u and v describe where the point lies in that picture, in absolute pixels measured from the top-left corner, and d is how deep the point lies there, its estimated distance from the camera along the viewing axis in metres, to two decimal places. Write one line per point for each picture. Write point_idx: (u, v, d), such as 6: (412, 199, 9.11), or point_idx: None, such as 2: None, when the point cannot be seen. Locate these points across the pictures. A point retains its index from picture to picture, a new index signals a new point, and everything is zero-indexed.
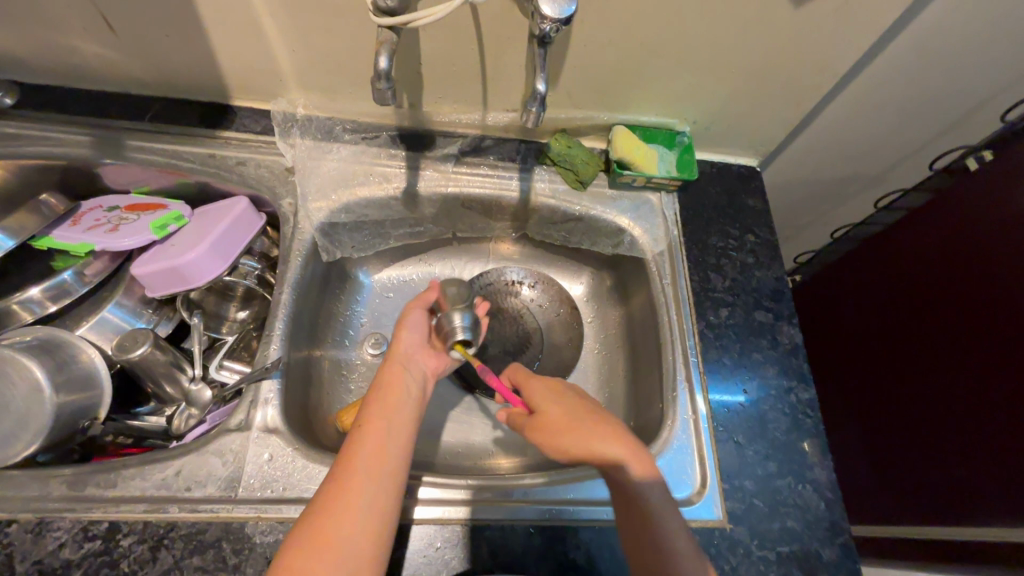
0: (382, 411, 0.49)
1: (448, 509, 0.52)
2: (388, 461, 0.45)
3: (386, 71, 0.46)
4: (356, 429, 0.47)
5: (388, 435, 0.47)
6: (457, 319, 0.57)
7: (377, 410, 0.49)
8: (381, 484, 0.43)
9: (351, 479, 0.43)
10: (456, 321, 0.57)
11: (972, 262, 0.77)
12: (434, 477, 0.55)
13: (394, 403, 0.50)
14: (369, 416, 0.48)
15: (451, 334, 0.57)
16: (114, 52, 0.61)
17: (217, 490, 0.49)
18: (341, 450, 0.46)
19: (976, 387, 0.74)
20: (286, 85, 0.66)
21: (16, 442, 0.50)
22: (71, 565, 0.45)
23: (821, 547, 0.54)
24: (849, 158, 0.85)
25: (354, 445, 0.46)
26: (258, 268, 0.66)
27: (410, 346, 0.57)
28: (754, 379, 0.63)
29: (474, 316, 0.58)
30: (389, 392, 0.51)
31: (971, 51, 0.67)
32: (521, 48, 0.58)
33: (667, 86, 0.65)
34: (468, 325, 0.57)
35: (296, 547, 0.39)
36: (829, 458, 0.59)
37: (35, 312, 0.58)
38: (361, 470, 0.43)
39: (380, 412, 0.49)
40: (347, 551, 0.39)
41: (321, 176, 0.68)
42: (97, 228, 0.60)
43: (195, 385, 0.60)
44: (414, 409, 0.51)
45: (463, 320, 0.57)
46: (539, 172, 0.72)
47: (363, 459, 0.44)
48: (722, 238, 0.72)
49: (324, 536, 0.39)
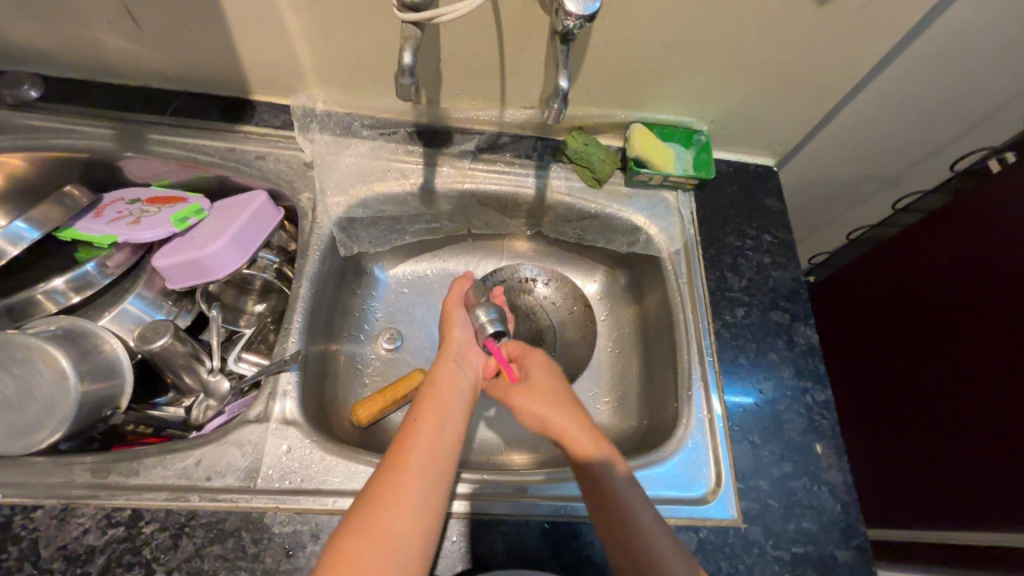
0: (436, 407, 0.50)
1: (456, 502, 0.53)
2: (444, 456, 0.46)
3: (410, 67, 0.46)
4: (409, 423, 0.48)
5: (443, 430, 0.48)
6: (483, 314, 0.58)
7: (431, 406, 0.50)
8: (434, 477, 0.44)
9: (410, 472, 0.43)
10: (483, 316, 0.58)
11: (994, 265, 0.76)
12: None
13: (445, 399, 0.51)
14: (421, 410, 0.49)
15: (478, 329, 0.58)
16: (138, 46, 0.61)
17: (237, 480, 0.50)
18: (393, 442, 0.46)
19: (995, 391, 0.73)
20: (306, 80, 0.66)
21: (41, 429, 0.51)
22: (95, 551, 0.46)
23: (837, 549, 0.54)
24: (867, 158, 0.84)
25: (410, 438, 0.46)
26: (276, 262, 0.66)
27: (461, 345, 0.58)
28: (770, 380, 0.63)
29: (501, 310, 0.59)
30: (443, 389, 0.52)
31: (996, 52, 0.67)
32: (541, 45, 0.59)
33: (686, 84, 0.65)
34: (494, 319, 0.58)
35: (350, 536, 0.39)
36: (845, 460, 0.59)
37: (59, 302, 0.59)
38: (419, 462, 0.44)
39: (436, 408, 0.50)
40: (401, 544, 0.39)
41: (339, 172, 0.68)
42: (119, 221, 0.61)
43: (212, 376, 0.61)
44: (464, 408, 0.52)
45: (489, 314, 0.58)
46: (555, 170, 0.72)
47: (420, 452, 0.45)
48: (738, 237, 0.72)
49: (383, 528, 0.40)
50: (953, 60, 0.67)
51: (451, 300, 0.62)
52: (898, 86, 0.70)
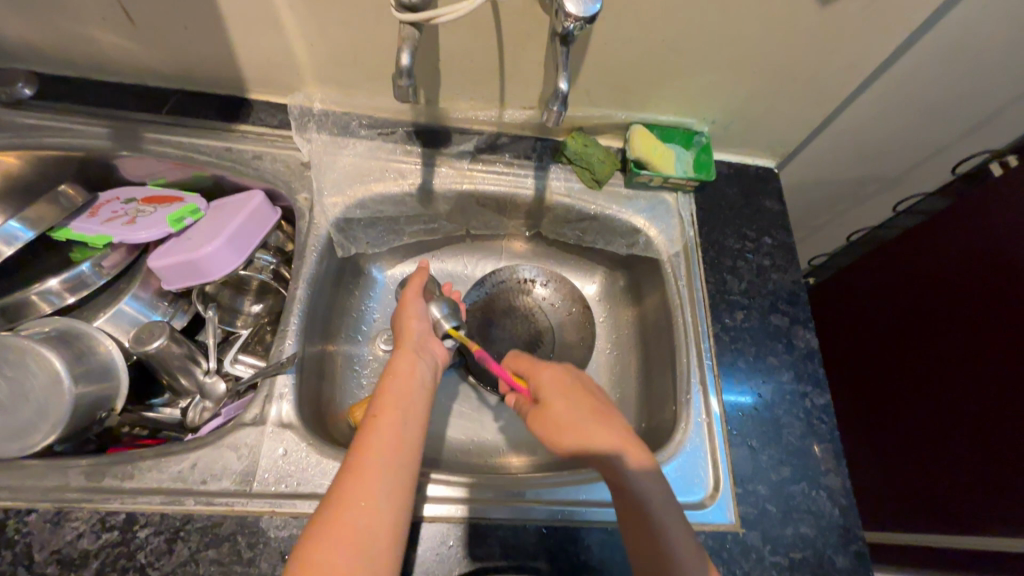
0: (399, 400, 0.49)
1: (452, 507, 0.52)
2: (403, 453, 0.45)
3: (408, 68, 0.46)
4: (368, 420, 0.47)
5: (402, 425, 0.47)
6: (438, 310, 0.60)
7: (390, 401, 0.48)
8: (396, 475, 0.43)
9: (366, 469, 0.42)
10: (438, 312, 0.60)
11: (994, 269, 0.76)
12: (438, 474, 0.54)
13: (407, 391, 0.50)
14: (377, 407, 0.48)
15: (437, 327, 0.59)
16: (134, 44, 0.61)
17: (232, 484, 0.50)
18: (353, 441, 0.45)
19: (994, 395, 0.73)
20: (303, 79, 0.65)
21: (35, 432, 0.50)
22: (89, 556, 0.45)
23: (835, 554, 0.54)
24: (868, 160, 0.83)
25: (369, 436, 0.45)
26: (273, 262, 0.65)
27: (419, 334, 0.56)
28: (769, 384, 0.62)
29: (453, 304, 0.61)
30: (402, 383, 0.50)
31: (1000, 54, 0.66)
32: (540, 45, 0.58)
33: (687, 85, 0.65)
34: (448, 314, 0.60)
35: (316, 540, 0.39)
36: (844, 465, 0.58)
37: (53, 303, 0.59)
38: (377, 459, 0.43)
39: (395, 402, 0.48)
40: (367, 545, 0.39)
41: (337, 172, 0.68)
42: (114, 221, 0.60)
43: (208, 379, 0.60)
44: (423, 399, 0.50)
45: (441, 309, 0.60)
46: (554, 171, 0.71)
47: (379, 452, 0.44)
48: (738, 240, 0.71)
49: (344, 528, 0.39)
50: (956, 63, 0.66)
51: (412, 290, 0.60)
52: (901, 88, 0.69)
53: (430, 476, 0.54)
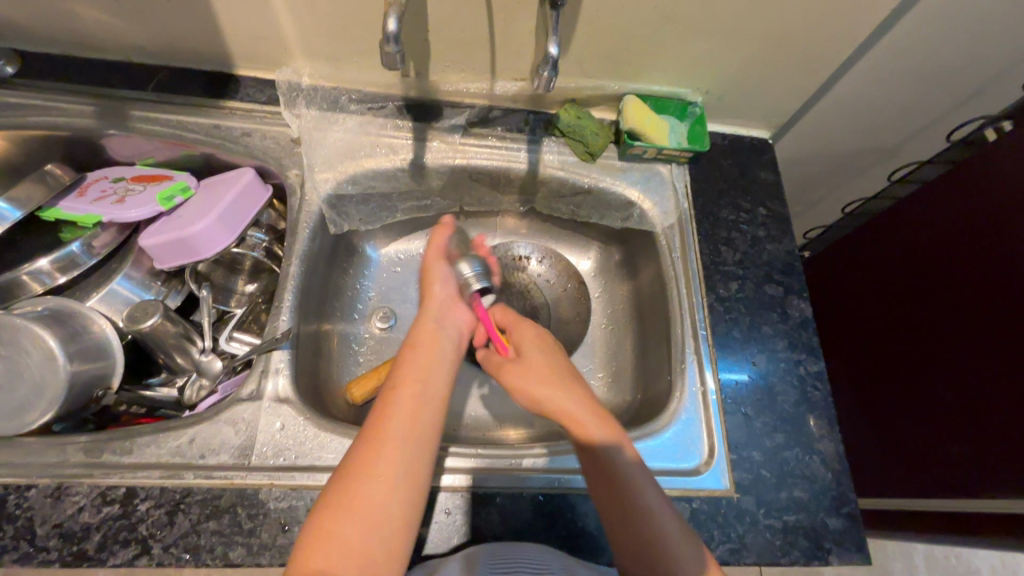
0: (418, 371, 0.47)
1: (457, 476, 0.53)
2: (420, 423, 0.44)
3: (395, 34, 0.45)
4: (385, 393, 0.46)
5: (422, 396, 0.45)
6: (466, 267, 0.58)
7: (410, 371, 0.47)
8: (416, 451, 0.42)
9: (383, 449, 0.41)
10: (466, 271, 0.58)
11: (990, 238, 0.76)
12: (455, 447, 0.55)
13: (428, 359, 0.49)
14: (400, 378, 0.46)
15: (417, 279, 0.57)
16: (115, 18, 0.59)
17: (231, 458, 0.50)
18: (373, 413, 0.44)
19: (987, 363, 0.74)
20: (291, 54, 0.64)
21: (32, 410, 0.51)
22: (90, 529, 0.46)
23: (828, 516, 0.55)
24: (864, 130, 0.83)
25: (387, 411, 0.44)
26: (266, 240, 0.66)
27: (443, 299, 0.55)
28: (763, 353, 0.63)
29: (484, 264, 0.60)
30: (422, 352, 0.49)
31: (998, 17, 0.65)
32: (530, 14, 0.57)
33: (680, 54, 0.64)
34: (479, 273, 0.58)
35: (330, 514, 0.39)
36: (837, 430, 0.59)
37: (45, 282, 0.59)
38: (398, 438, 0.42)
39: (415, 373, 0.47)
40: (384, 521, 0.39)
41: (327, 148, 0.67)
42: (104, 200, 0.60)
43: (204, 356, 0.60)
44: (447, 369, 0.49)
45: (473, 268, 0.58)
46: (548, 144, 0.71)
47: (395, 427, 0.43)
48: (733, 211, 0.71)
49: (362, 505, 0.39)
50: (952, 28, 0.65)
51: (434, 250, 0.58)
52: (896, 55, 0.68)
53: (450, 449, 0.55)
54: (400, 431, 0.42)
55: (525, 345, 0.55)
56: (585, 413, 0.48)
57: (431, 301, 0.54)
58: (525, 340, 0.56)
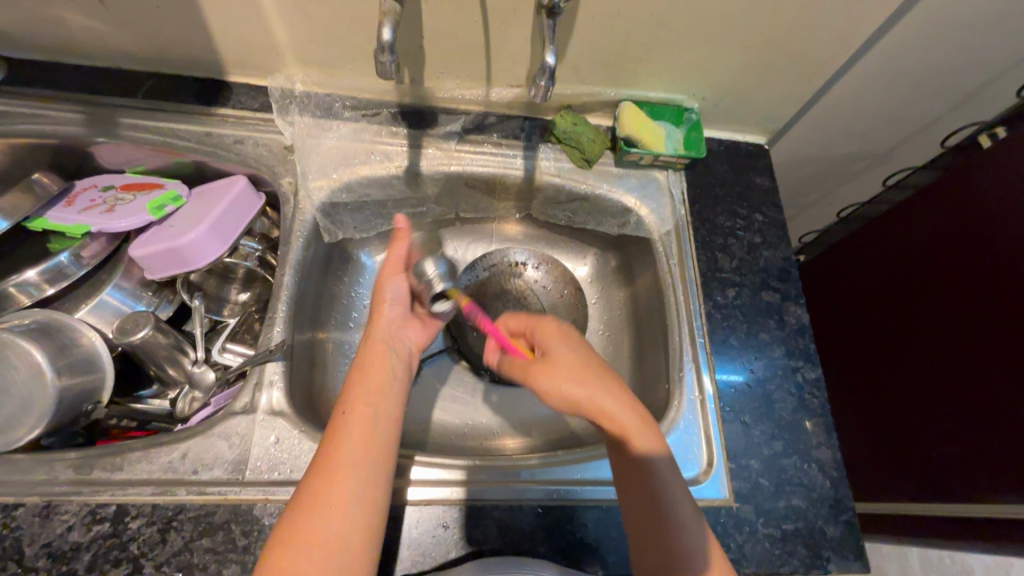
0: (370, 397, 0.47)
1: (452, 489, 0.52)
2: (375, 445, 0.44)
3: (390, 43, 0.44)
4: (337, 419, 0.46)
5: (375, 421, 0.46)
6: (431, 268, 0.54)
7: (361, 394, 0.47)
8: (371, 471, 0.43)
9: (340, 475, 0.42)
10: (432, 271, 0.54)
11: (982, 243, 0.76)
12: (421, 456, 0.55)
13: (380, 384, 0.49)
14: (353, 401, 0.47)
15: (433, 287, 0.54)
16: (104, 25, 0.58)
17: (225, 473, 0.49)
18: (323, 438, 0.44)
19: (983, 367, 0.74)
20: (284, 60, 0.63)
21: (20, 426, 0.50)
22: (81, 548, 0.45)
23: (826, 524, 0.55)
24: (858, 136, 0.83)
25: (340, 435, 0.44)
26: (258, 249, 0.64)
27: (393, 323, 0.55)
28: (761, 360, 0.63)
29: (450, 262, 0.56)
30: (375, 375, 0.49)
31: (990, 24, 0.65)
32: (526, 22, 0.57)
33: (675, 62, 0.64)
34: (443, 274, 0.54)
35: (280, 550, 0.38)
36: (834, 437, 0.59)
37: (31, 294, 0.58)
38: (350, 464, 0.42)
39: (366, 397, 0.47)
40: (343, 547, 0.39)
41: (321, 155, 0.66)
42: (93, 210, 0.59)
43: (196, 368, 0.59)
44: (400, 391, 0.50)
45: (438, 268, 0.54)
46: (544, 150, 0.70)
47: (351, 454, 0.43)
48: (729, 217, 0.71)
49: (318, 536, 0.39)
50: (948, 34, 0.65)
51: (392, 260, 0.55)
52: (892, 61, 0.68)
53: (415, 458, 0.54)
54: (352, 455, 0.43)
55: (547, 342, 0.52)
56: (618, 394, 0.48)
57: (378, 324, 0.54)
58: (552, 335, 0.52)
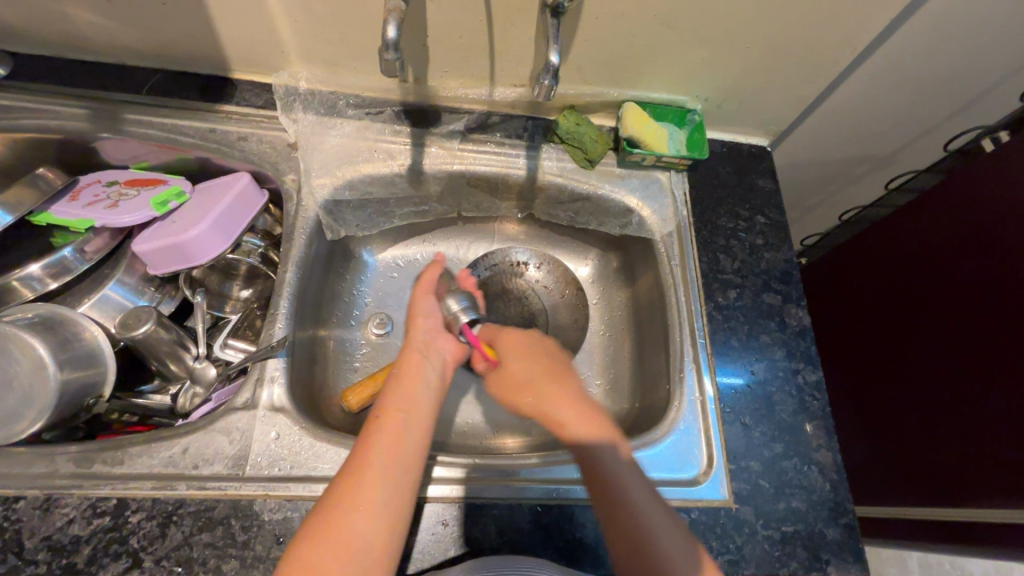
0: (405, 403, 0.47)
1: (452, 487, 0.52)
2: (406, 455, 0.44)
3: (394, 41, 0.44)
4: (371, 422, 0.46)
5: (408, 427, 0.45)
6: (453, 303, 0.58)
7: (398, 400, 0.47)
8: (398, 480, 0.42)
9: (367, 477, 0.41)
10: (454, 305, 0.58)
11: (984, 248, 0.76)
12: (445, 457, 0.55)
13: (413, 391, 0.49)
14: (388, 407, 0.47)
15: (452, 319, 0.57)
16: (109, 21, 0.58)
17: (225, 468, 0.49)
18: (357, 441, 0.44)
19: (985, 371, 0.74)
20: (288, 57, 0.63)
21: (22, 419, 0.50)
22: (81, 542, 0.45)
23: (826, 527, 0.55)
24: (860, 139, 0.83)
25: (376, 439, 0.44)
26: (261, 246, 0.65)
27: (428, 334, 0.55)
28: (761, 361, 0.63)
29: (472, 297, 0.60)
30: (408, 383, 0.49)
31: (994, 28, 0.65)
32: (530, 21, 0.57)
33: (679, 63, 0.64)
34: (466, 307, 0.58)
35: (305, 547, 0.38)
36: (835, 440, 0.59)
37: (36, 288, 0.58)
38: (379, 466, 0.42)
39: (401, 403, 0.47)
40: (361, 552, 0.38)
41: (324, 152, 0.66)
42: (97, 204, 0.59)
43: (198, 363, 0.60)
44: (433, 400, 0.49)
45: (460, 302, 0.58)
46: (546, 150, 0.70)
47: (381, 457, 0.43)
48: (731, 218, 0.71)
49: (342, 536, 0.38)
50: (952, 37, 0.65)
51: (421, 287, 0.59)
52: (895, 64, 0.68)
53: (438, 458, 0.55)
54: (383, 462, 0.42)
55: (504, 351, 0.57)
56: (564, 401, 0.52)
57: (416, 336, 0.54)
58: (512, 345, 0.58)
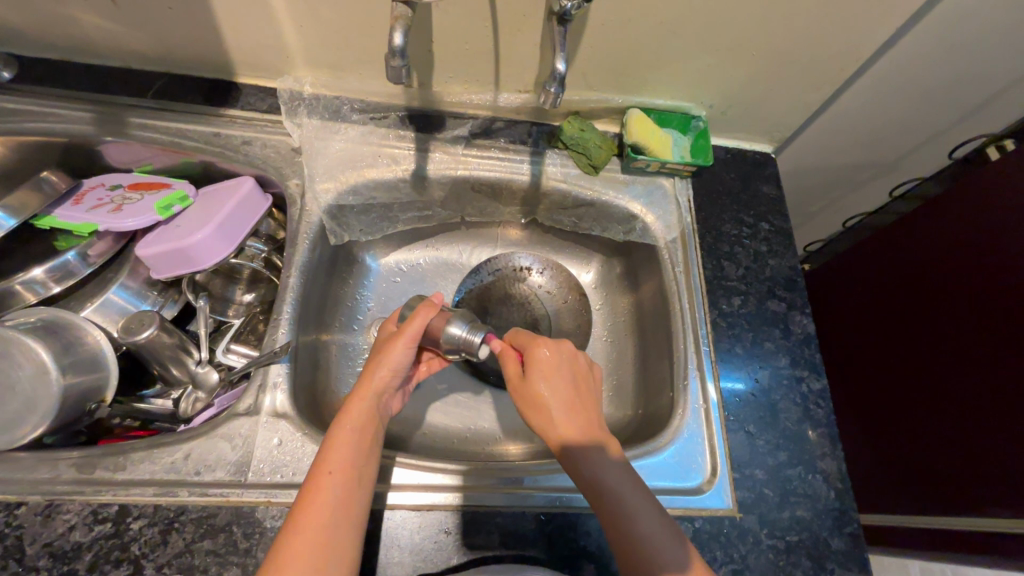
0: (356, 456, 0.44)
1: (445, 495, 0.52)
2: (349, 517, 0.41)
3: (402, 49, 0.44)
4: (319, 471, 0.42)
5: (357, 484, 0.42)
6: (456, 330, 0.54)
7: (347, 454, 0.43)
8: (336, 541, 0.39)
9: (320, 532, 0.39)
10: (460, 332, 0.54)
11: (991, 255, 0.76)
12: (404, 457, 0.54)
13: (363, 442, 0.45)
14: (332, 459, 0.43)
15: (467, 344, 0.54)
16: (117, 26, 0.59)
17: (227, 474, 0.49)
18: (305, 491, 0.41)
19: (989, 380, 0.73)
20: (293, 63, 0.64)
21: (24, 425, 0.50)
22: (82, 548, 0.45)
23: (830, 536, 0.54)
24: (864, 145, 0.83)
25: (315, 497, 0.40)
26: (264, 250, 0.65)
27: (393, 378, 0.50)
28: (765, 369, 0.62)
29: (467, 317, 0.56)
30: (361, 434, 0.45)
31: (1000, 37, 0.65)
32: (536, 28, 0.57)
33: (683, 70, 0.64)
34: (471, 329, 0.54)
35: None
36: (839, 449, 0.59)
37: (38, 292, 0.58)
38: (330, 522, 0.39)
39: (355, 457, 0.43)
40: None
41: (329, 157, 0.66)
42: (101, 208, 0.59)
43: (201, 368, 0.60)
44: (378, 448, 0.46)
45: (462, 327, 0.54)
46: (550, 156, 0.70)
47: (333, 513, 0.40)
48: (735, 225, 0.71)
49: None
50: (957, 46, 0.65)
51: (406, 334, 0.51)
52: (900, 72, 0.68)
53: (397, 459, 0.54)
54: (322, 522, 0.39)
55: (537, 363, 0.49)
56: (564, 408, 0.47)
57: (374, 382, 0.49)
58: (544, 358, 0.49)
